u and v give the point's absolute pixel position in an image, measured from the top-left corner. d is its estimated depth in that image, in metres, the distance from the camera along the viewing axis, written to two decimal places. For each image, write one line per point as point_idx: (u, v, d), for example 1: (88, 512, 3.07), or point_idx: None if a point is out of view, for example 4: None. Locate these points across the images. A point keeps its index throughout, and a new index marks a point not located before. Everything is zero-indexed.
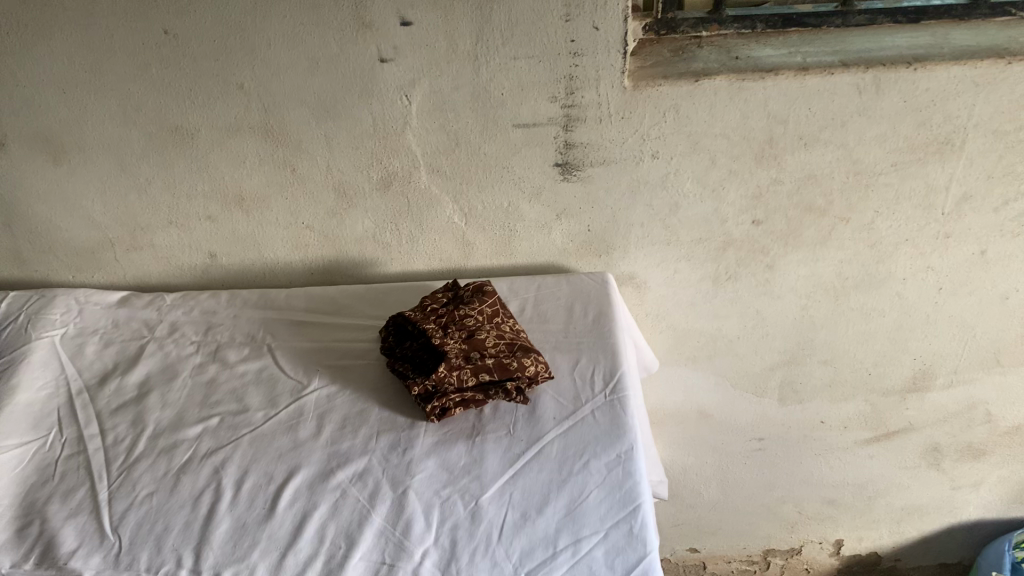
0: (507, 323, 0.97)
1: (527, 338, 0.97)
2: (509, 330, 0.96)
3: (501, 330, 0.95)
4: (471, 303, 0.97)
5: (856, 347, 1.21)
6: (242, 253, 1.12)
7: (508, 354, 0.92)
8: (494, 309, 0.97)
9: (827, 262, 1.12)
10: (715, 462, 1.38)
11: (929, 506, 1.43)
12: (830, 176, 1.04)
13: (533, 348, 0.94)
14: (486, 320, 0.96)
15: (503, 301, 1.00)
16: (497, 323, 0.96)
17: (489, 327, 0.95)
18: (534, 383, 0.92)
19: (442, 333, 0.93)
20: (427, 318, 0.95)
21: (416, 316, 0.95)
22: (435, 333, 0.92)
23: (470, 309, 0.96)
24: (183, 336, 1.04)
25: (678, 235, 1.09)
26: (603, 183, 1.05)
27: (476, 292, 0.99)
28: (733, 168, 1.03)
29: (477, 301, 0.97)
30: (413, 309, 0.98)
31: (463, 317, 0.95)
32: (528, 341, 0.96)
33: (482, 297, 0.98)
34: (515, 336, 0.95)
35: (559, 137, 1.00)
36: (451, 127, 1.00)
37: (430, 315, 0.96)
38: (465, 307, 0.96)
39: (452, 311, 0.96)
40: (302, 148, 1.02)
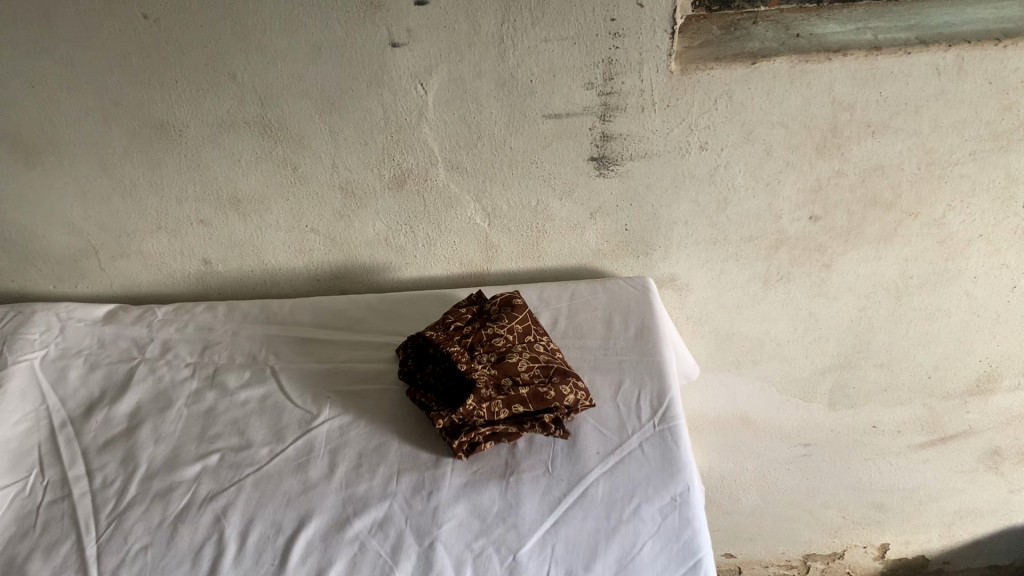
0: (541, 342, 0.86)
1: (563, 358, 0.86)
2: (544, 352, 0.85)
3: (535, 351, 0.84)
4: (500, 320, 0.86)
5: (916, 349, 1.10)
6: (240, 260, 1.00)
7: (544, 381, 0.82)
8: (525, 327, 0.87)
9: (890, 260, 1.00)
10: (756, 468, 1.28)
11: (983, 509, 1.33)
12: (898, 167, 0.92)
13: (572, 372, 0.83)
14: (518, 339, 0.85)
15: (535, 316, 0.89)
16: (530, 343, 0.85)
17: (523, 348, 0.84)
18: (574, 411, 0.82)
19: (469, 357, 0.82)
20: (452, 340, 0.84)
21: (438, 337, 0.84)
22: (462, 358, 0.81)
23: (500, 328, 0.85)
24: (176, 358, 0.93)
25: (726, 233, 0.98)
26: (643, 179, 0.93)
27: (504, 306, 0.88)
28: (791, 159, 0.92)
29: (507, 318, 0.86)
30: (434, 327, 0.87)
31: (492, 339, 0.84)
32: (566, 362, 0.85)
33: (511, 312, 0.87)
34: (552, 358, 0.84)
35: (595, 129, 0.89)
36: (472, 119, 0.88)
37: (454, 336, 0.85)
38: (493, 326, 0.86)
39: (479, 331, 0.85)
40: (304, 145, 0.90)
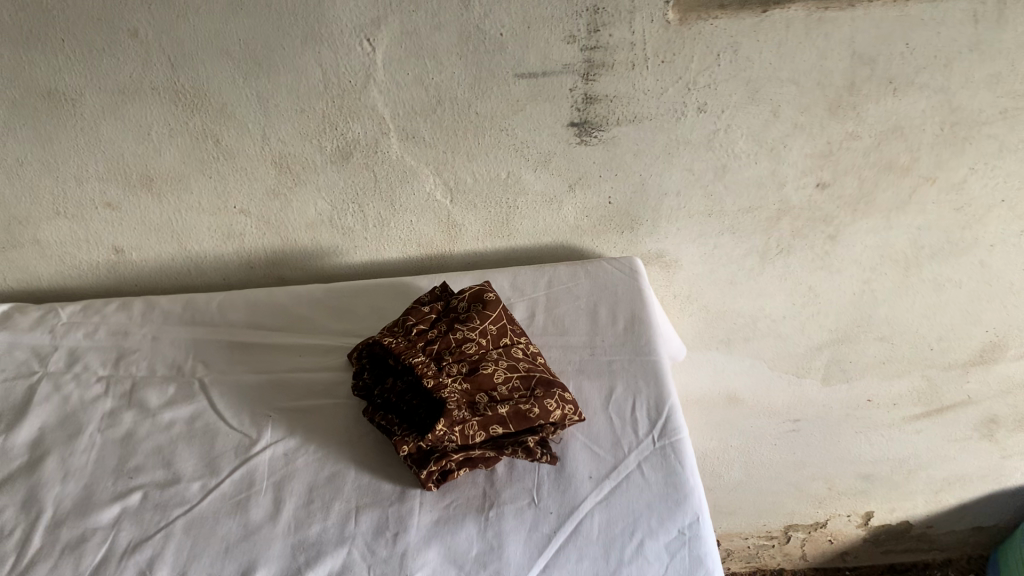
0: (519, 346, 0.74)
1: (544, 364, 0.74)
2: (523, 358, 0.73)
3: (513, 359, 0.73)
4: (470, 322, 0.74)
5: (920, 321, 1.00)
6: (158, 247, 0.85)
7: (526, 395, 0.70)
8: (500, 329, 0.74)
9: (901, 229, 0.89)
10: (740, 445, 1.19)
11: (974, 475, 1.27)
12: (919, 130, 0.79)
13: (557, 381, 0.72)
14: (492, 345, 0.73)
15: (510, 314, 0.77)
16: (506, 349, 0.73)
17: (499, 356, 0.72)
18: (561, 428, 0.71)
19: (436, 370, 0.70)
20: (414, 348, 0.72)
21: (399, 346, 0.72)
22: (428, 372, 0.69)
23: (471, 332, 0.73)
24: (86, 371, 0.79)
25: (722, 205, 0.86)
26: (630, 146, 0.80)
27: (474, 303, 0.76)
28: (798, 121, 0.79)
29: (478, 319, 0.74)
30: (392, 332, 0.74)
31: (462, 345, 0.72)
32: (549, 369, 0.74)
33: (483, 311, 0.75)
34: (533, 366, 0.73)
35: (577, 89, 0.75)
36: (430, 80, 0.73)
37: (416, 343, 0.72)
38: (462, 329, 0.73)
39: (446, 336, 0.73)
40: (226, 114, 0.75)
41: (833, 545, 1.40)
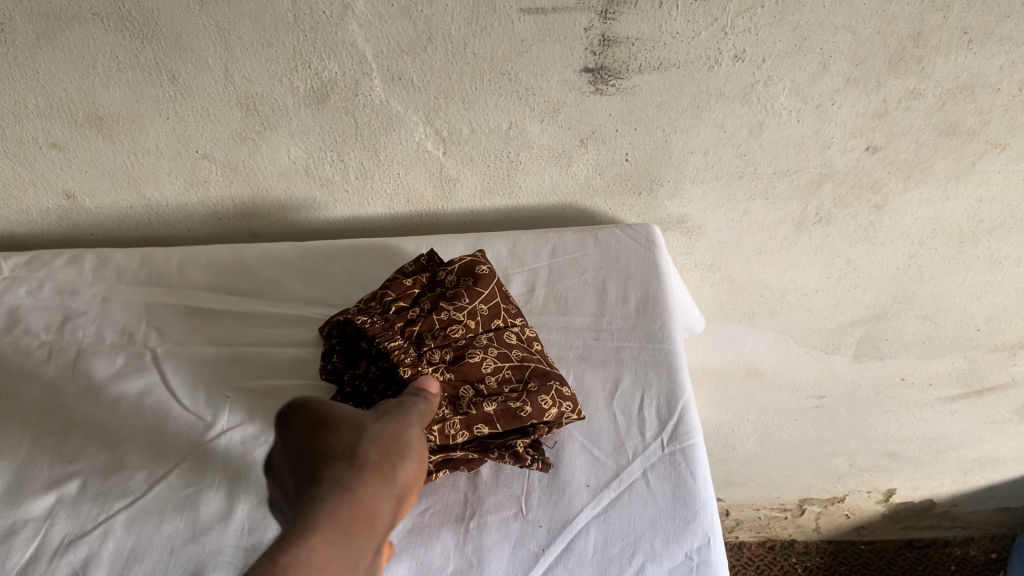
0: (512, 331, 0.65)
1: (541, 352, 0.65)
2: (517, 346, 0.64)
3: (504, 346, 0.64)
4: (457, 302, 0.65)
5: (968, 300, 0.89)
6: (114, 193, 0.78)
7: (518, 389, 0.61)
8: (491, 310, 0.66)
9: (959, 201, 0.77)
10: (758, 420, 1.12)
11: (1008, 458, 1.16)
12: (993, 89, 0.66)
13: (555, 373, 0.63)
14: (482, 329, 0.64)
15: (505, 292, 0.68)
16: (498, 334, 0.64)
17: (489, 343, 0.63)
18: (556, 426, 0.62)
19: (414, 357, 0.61)
20: (392, 330, 0.63)
21: (374, 326, 0.63)
22: (405, 360, 0.60)
23: (457, 313, 0.64)
24: (27, 334, 0.71)
25: (755, 166, 0.75)
26: (653, 96, 0.69)
27: (464, 278, 0.67)
28: (852, 76, 0.67)
29: (466, 298, 0.65)
30: (367, 310, 0.65)
31: (446, 329, 0.63)
32: (547, 358, 0.65)
33: (474, 288, 0.66)
34: (528, 355, 0.64)
35: (592, 30, 0.63)
36: (418, 13, 0.62)
37: (395, 324, 0.63)
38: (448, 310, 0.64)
39: (430, 317, 0.64)
40: (182, 46, 0.64)
41: (850, 520, 1.32)
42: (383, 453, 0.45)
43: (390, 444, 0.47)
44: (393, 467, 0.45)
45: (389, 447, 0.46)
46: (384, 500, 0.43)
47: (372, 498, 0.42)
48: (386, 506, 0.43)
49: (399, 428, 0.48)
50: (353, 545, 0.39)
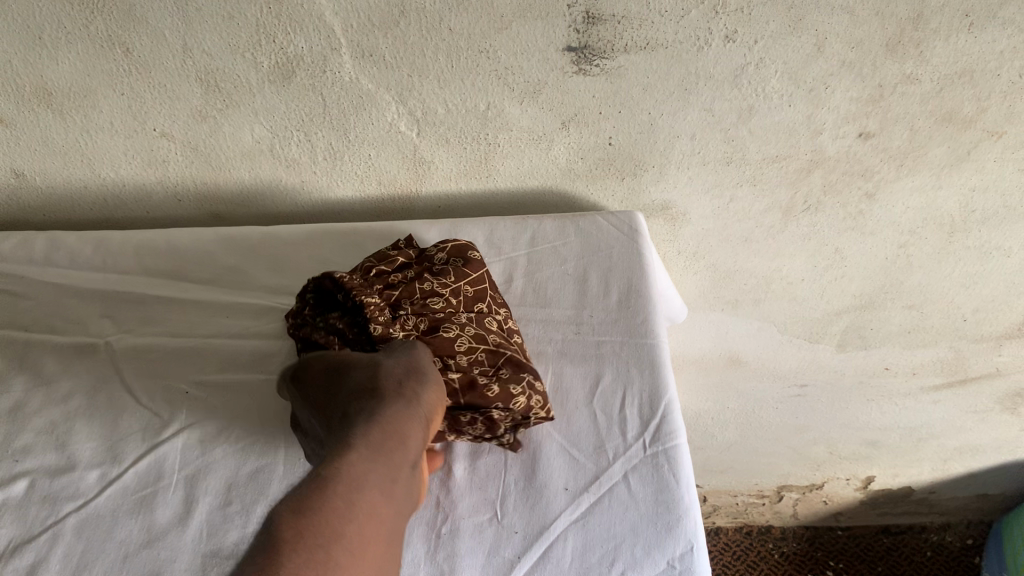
0: (493, 317, 0.62)
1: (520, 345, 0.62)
2: (496, 332, 0.61)
3: (483, 329, 0.60)
4: (442, 277, 0.62)
5: (957, 290, 0.87)
6: (67, 174, 0.73)
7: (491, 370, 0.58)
8: (475, 293, 0.62)
9: (952, 189, 0.74)
10: (738, 408, 1.10)
11: (987, 447, 1.15)
12: (993, 75, 0.63)
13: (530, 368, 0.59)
14: (463, 308, 0.61)
15: (493, 286, 0.65)
16: (479, 317, 0.61)
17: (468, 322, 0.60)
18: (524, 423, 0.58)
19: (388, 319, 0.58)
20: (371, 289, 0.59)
21: (353, 282, 0.59)
22: (378, 318, 0.57)
23: (441, 287, 0.61)
24: None
25: (744, 152, 0.72)
26: (639, 78, 0.65)
27: (451, 260, 0.64)
28: (847, 59, 0.63)
29: (453, 276, 0.62)
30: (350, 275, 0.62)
31: (428, 299, 0.60)
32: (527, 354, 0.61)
33: (461, 270, 0.63)
34: (506, 343, 0.60)
35: (576, 7, 0.59)
36: None
37: (375, 286, 0.60)
38: (433, 282, 0.61)
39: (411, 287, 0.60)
40: (135, 18, 0.60)
41: (828, 506, 1.31)
42: (403, 382, 0.48)
43: (409, 375, 0.49)
44: (417, 392, 0.48)
45: (408, 377, 0.49)
46: (414, 422, 0.46)
47: (403, 416, 0.45)
48: (417, 427, 0.46)
49: (416, 363, 0.51)
50: (393, 458, 0.42)
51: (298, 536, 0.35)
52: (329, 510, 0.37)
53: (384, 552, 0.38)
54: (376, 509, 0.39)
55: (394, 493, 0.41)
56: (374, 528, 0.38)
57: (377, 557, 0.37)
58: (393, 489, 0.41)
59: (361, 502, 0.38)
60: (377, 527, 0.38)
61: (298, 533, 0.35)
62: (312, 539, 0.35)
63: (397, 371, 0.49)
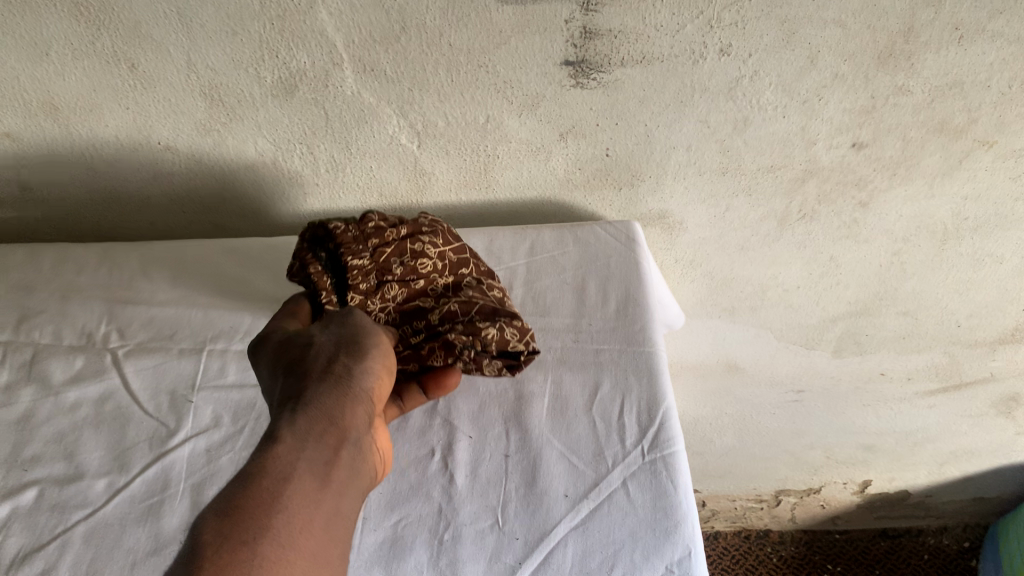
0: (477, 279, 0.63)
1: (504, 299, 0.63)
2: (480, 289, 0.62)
3: (466, 290, 0.61)
4: (432, 239, 0.62)
5: (950, 296, 0.88)
6: (72, 186, 0.75)
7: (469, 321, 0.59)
8: (460, 259, 0.63)
9: (944, 198, 0.76)
10: (736, 413, 1.11)
11: (982, 450, 1.16)
12: (982, 86, 0.64)
13: (509, 313, 0.60)
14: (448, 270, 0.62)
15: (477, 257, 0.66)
16: (463, 282, 0.62)
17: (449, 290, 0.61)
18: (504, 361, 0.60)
19: (371, 285, 0.59)
20: (362, 245, 0.60)
21: (345, 235, 0.60)
22: (359, 288, 0.58)
23: (430, 248, 0.62)
24: None
25: (740, 162, 0.73)
26: (635, 91, 0.66)
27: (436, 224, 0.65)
28: (840, 71, 0.64)
29: (441, 240, 0.63)
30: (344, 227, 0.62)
31: (415, 258, 0.61)
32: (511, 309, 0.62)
33: (447, 235, 0.64)
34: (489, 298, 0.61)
35: (574, 21, 0.61)
36: (391, 2, 0.59)
37: (367, 241, 0.60)
38: (423, 242, 0.62)
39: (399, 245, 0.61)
40: (141, 33, 0.61)
41: (826, 510, 1.32)
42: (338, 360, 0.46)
43: (345, 349, 0.48)
44: (354, 368, 0.47)
45: (345, 353, 0.47)
46: (353, 401, 0.45)
47: (337, 397, 0.44)
48: (356, 405, 0.45)
49: (355, 333, 0.49)
50: (322, 444, 0.41)
51: (216, 545, 0.34)
52: (250, 514, 0.36)
53: (318, 541, 0.38)
54: (305, 501, 0.38)
55: (325, 479, 0.40)
56: (302, 524, 0.37)
57: (308, 549, 0.37)
58: (326, 476, 0.40)
59: (287, 497, 0.37)
60: (305, 519, 0.38)
61: (219, 541, 0.34)
62: (231, 546, 0.34)
63: (330, 346, 0.48)
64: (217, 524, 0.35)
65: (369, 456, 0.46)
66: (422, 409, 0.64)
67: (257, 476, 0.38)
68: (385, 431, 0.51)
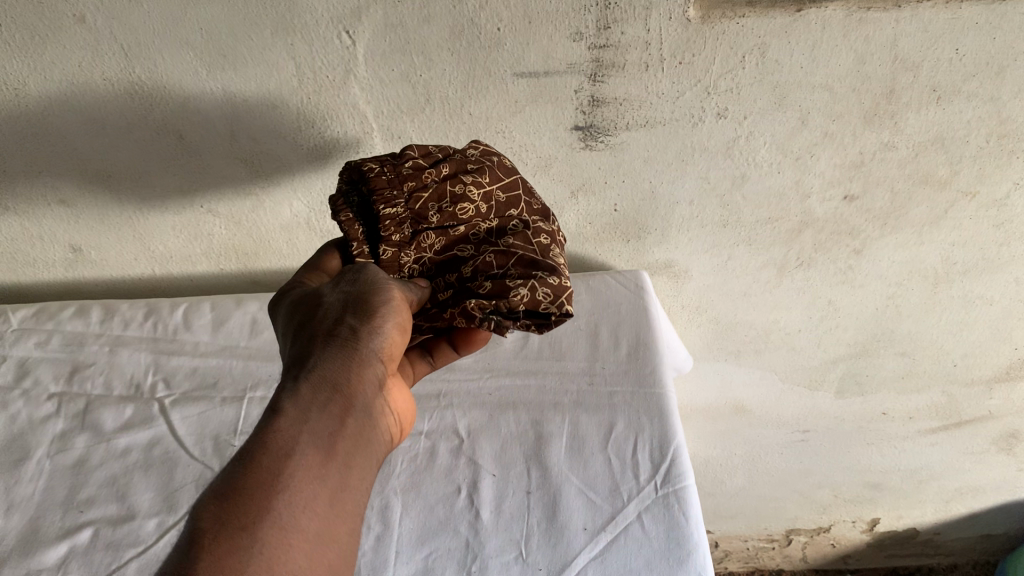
0: (523, 225, 0.57)
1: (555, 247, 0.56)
2: (525, 240, 0.55)
3: (507, 243, 0.55)
4: (476, 179, 0.56)
5: (945, 337, 0.92)
6: (119, 247, 0.81)
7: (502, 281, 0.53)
8: (508, 199, 0.57)
9: (934, 244, 0.81)
10: (745, 453, 1.15)
11: (987, 487, 1.19)
12: (962, 141, 0.70)
13: (550, 267, 0.54)
14: (492, 216, 0.57)
15: (529, 184, 0.60)
16: (508, 226, 0.57)
17: (490, 236, 0.56)
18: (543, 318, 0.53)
19: (405, 235, 0.56)
20: (396, 190, 0.55)
21: (380, 179, 0.56)
22: (392, 237, 0.56)
23: (472, 191, 0.56)
24: (36, 386, 0.73)
25: (739, 215, 0.79)
26: (640, 151, 0.72)
27: (485, 157, 0.59)
28: (829, 130, 0.70)
29: (487, 177, 0.57)
30: (380, 160, 0.58)
31: (455, 205, 0.56)
32: (559, 259, 0.56)
33: (496, 171, 0.58)
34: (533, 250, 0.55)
35: (583, 91, 0.66)
36: (418, 77, 0.65)
37: (403, 182, 0.56)
38: (464, 183, 0.56)
39: (438, 188, 0.56)
40: (189, 108, 0.67)
41: (836, 548, 1.35)
42: (353, 323, 0.49)
43: (362, 307, 0.50)
44: (369, 332, 0.49)
45: (361, 313, 0.49)
46: (362, 370, 0.48)
47: (345, 367, 0.48)
48: (366, 373, 0.49)
49: (369, 290, 0.51)
50: (327, 417, 0.45)
51: (215, 533, 0.38)
52: (249, 498, 0.40)
53: (319, 517, 0.42)
54: (305, 480, 0.42)
55: (326, 453, 0.44)
56: (303, 503, 0.42)
57: (308, 526, 0.41)
58: (329, 449, 0.45)
59: (287, 477, 0.42)
60: (306, 498, 0.42)
61: (221, 526, 0.38)
62: (232, 533, 0.38)
63: (341, 305, 0.50)
64: (217, 510, 0.39)
65: (378, 419, 0.50)
66: (448, 449, 0.69)
67: (258, 457, 0.42)
68: (403, 387, 0.54)
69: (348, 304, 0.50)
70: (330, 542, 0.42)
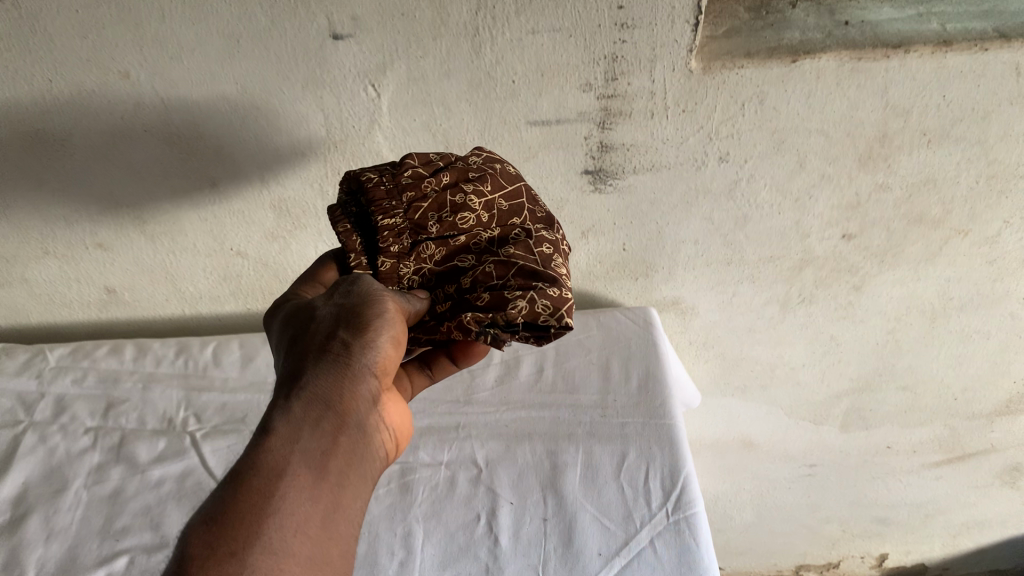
0: (525, 233, 0.56)
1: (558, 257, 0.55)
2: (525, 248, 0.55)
3: (507, 253, 0.54)
4: (477, 188, 0.56)
5: (946, 371, 0.95)
6: (151, 287, 0.86)
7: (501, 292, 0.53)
8: (511, 207, 0.57)
9: (930, 280, 0.84)
10: (754, 488, 1.17)
11: (994, 521, 1.21)
12: (952, 181, 0.74)
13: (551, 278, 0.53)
14: (493, 225, 0.57)
15: (533, 192, 0.60)
16: (510, 235, 0.56)
17: (492, 246, 0.56)
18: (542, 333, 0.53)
19: (404, 246, 0.57)
20: (396, 201, 0.56)
21: (380, 190, 0.56)
22: (390, 249, 0.56)
23: (473, 201, 0.56)
24: (72, 422, 0.77)
25: (742, 253, 0.82)
26: (647, 194, 0.76)
27: (488, 164, 0.59)
28: (826, 173, 0.74)
29: (488, 185, 0.57)
30: (380, 169, 0.59)
31: (455, 215, 0.56)
32: (562, 269, 0.54)
33: (498, 179, 0.58)
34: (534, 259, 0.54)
35: (592, 137, 0.71)
36: (438, 126, 0.69)
37: (401, 192, 0.56)
38: (465, 192, 0.57)
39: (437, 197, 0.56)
40: (223, 156, 0.72)
41: None
42: (345, 338, 0.48)
43: (354, 321, 0.49)
44: (361, 346, 0.48)
45: (353, 327, 0.49)
46: (354, 385, 0.48)
47: (337, 382, 0.47)
48: (357, 387, 0.48)
49: (361, 303, 0.50)
50: (319, 435, 0.45)
51: (204, 560, 0.38)
52: (238, 524, 0.39)
53: (312, 540, 0.42)
54: (297, 501, 0.42)
55: (318, 473, 0.44)
56: (295, 527, 0.41)
57: (300, 549, 0.41)
58: (321, 469, 0.44)
59: (279, 499, 0.41)
60: (297, 521, 0.41)
61: (211, 551, 0.38)
62: (221, 559, 0.38)
63: (334, 318, 0.50)
64: (207, 536, 0.39)
65: (373, 434, 0.49)
66: (467, 478, 0.72)
67: (249, 479, 0.41)
68: (399, 402, 0.53)
69: (341, 317, 0.50)
70: (322, 566, 0.42)
